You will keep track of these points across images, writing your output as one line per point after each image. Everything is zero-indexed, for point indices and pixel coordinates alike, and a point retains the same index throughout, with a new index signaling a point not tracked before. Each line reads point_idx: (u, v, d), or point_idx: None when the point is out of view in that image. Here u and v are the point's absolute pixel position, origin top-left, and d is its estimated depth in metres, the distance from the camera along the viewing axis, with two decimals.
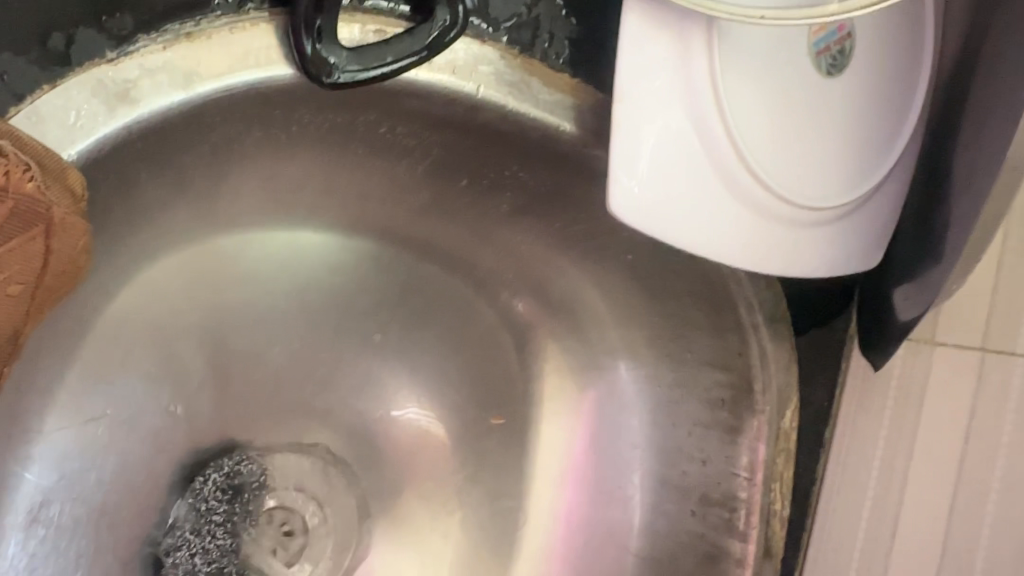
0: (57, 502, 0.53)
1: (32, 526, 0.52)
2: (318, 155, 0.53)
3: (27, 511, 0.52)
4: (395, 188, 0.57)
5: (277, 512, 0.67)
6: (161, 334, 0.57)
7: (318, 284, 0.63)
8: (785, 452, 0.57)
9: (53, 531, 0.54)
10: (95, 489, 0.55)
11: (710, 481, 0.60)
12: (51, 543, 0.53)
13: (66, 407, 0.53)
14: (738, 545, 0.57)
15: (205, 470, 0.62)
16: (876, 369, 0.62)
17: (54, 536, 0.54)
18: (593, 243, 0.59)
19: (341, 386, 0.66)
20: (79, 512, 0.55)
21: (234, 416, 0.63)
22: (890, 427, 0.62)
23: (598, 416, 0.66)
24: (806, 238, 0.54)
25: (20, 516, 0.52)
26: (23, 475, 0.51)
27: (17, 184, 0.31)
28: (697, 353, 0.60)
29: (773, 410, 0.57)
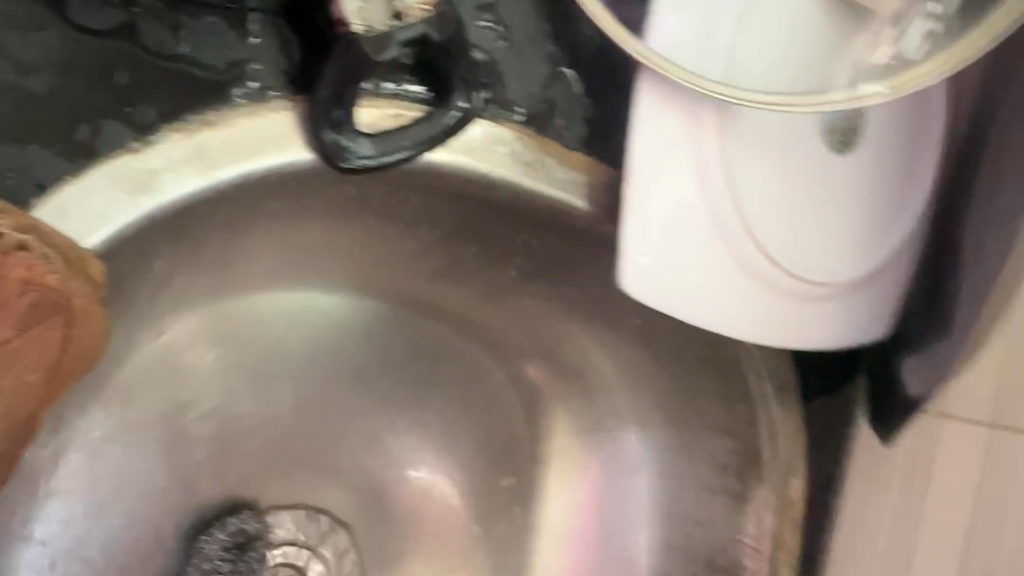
0: (61, 564, 0.54)
1: None
2: (332, 221, 0.53)
3: (32, 573, 0.52)
4: (408, 251, 0.58)
5: (281, 568, 0.66)
6: (172, 395, 0.58)
7: (328, 341, 0.64)
8: (792, 522, 0.58)
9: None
10: (103, 547, 0.56)
11: (716, 546, 0.60)
12: None
13: (77, 467, 0.53)
14: None
15: (210, 527, 0.61)
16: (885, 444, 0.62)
17: None
18: (602, 311, 0.59)
19: (348, 444, 0.66)
20: (82, 572, 0.55)
21: (242, 474, 0.63)
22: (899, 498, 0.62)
23: (603, 476, 0.65)
24: (816, 313, 0.55)
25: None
26: (29, 537, 0.51)
27: (39, 278, 0.32)
28: (704, 421, 0.61)
29: (779, 479, 0.58)
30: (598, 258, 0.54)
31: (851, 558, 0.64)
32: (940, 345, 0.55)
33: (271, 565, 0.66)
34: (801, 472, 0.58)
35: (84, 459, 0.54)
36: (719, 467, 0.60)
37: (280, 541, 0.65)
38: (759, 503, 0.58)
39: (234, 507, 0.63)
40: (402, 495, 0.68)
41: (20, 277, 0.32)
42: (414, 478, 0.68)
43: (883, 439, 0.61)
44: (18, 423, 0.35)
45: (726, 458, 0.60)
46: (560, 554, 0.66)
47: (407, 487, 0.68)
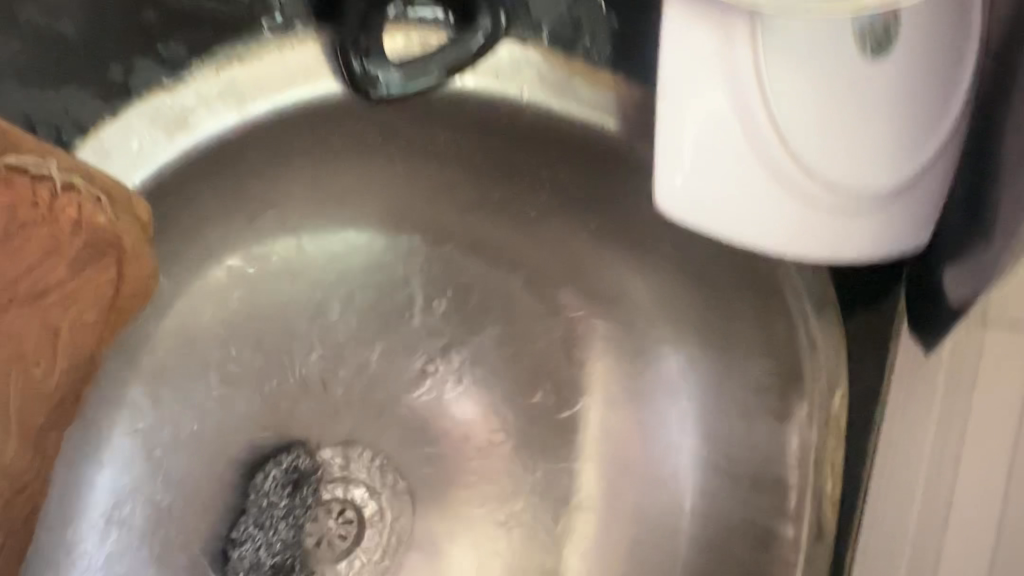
0: (129, 503, 0.57)
1: (108, 526, 0.56)
2: (353, 166, 0.54)
3: (104, 513, 0.56)
4: (432, 185, 0.58)
5: (335, 502, 0.67)
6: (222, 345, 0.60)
7: (368, 280, 0.65)
8: (835, 435, 0.59)
9: (126, 533, 0.57)
10: (166, 495, 0.59)
11: (761, 466, 0.64)
12: (123, 542, 0.57)
13: (140, 416, 0.57)
14: (792, 527, 0.60)
15: (264, 467, 0.63)
16: (928, 352, 0.61)
17: (128, 536, 0.57)
18: (634, 235, 0.60)
19: (392, 381, 0.67)
20: (148, 512, 0.58)
21: (293, 415, 0.64)
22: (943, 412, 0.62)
23: (642, 401, 0.68)
24: (855, 223, 0.54)
25: (94, 517, 0.55)
26: (96, 478, 0.55)
27: (88, 216, 0.35)
28: (745, 341, 0.62)
29: (824, 391, 0.59)
30: (627, 181, 0.54)
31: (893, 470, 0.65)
32: (985, 247, 0.54)
33: (325, 500, 0.67)
34: (844, 385, 0.60)
35: (140, 410, 0.57)
36: (760, 387, 0.63)
37: (332, 477, 0.66)
38: (803, 420, 0.61)
39: (289, 444, 0.64)
40: (447, 430, 0.69)
41: (73, 215, 0.35)
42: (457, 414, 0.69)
43: (925, 349, 0.60)
44: (79, 360, 0.38)
45: (765, 374, 0.62)
46: (603, 480, 0.69)
47: (449, 420, 0.69)
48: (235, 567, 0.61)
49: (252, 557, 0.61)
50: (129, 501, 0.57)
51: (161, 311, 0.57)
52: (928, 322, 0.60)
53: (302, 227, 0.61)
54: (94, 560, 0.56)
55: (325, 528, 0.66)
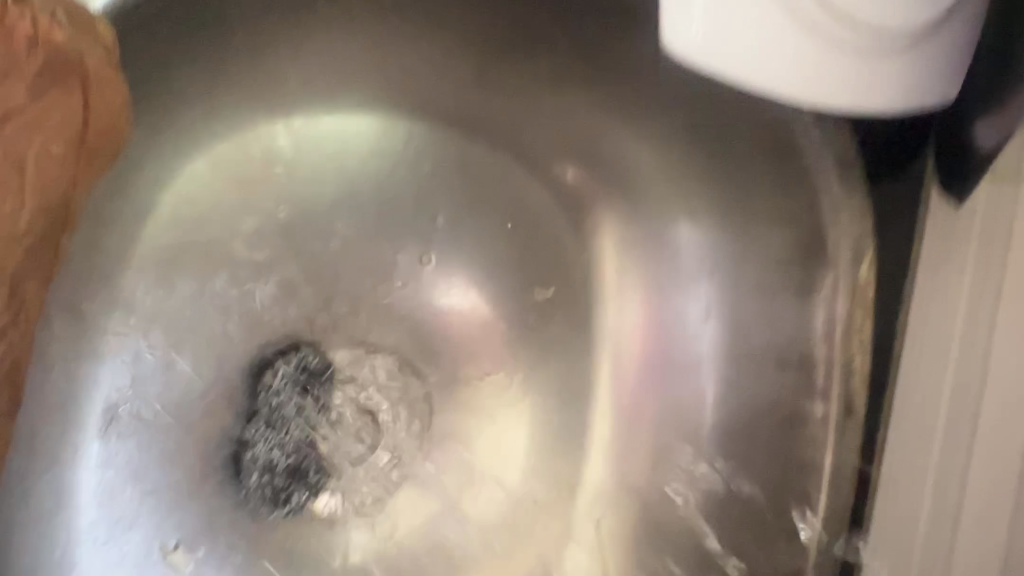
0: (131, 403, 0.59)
1: (112, 423, 0.58)
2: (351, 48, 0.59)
3: (106, 409, 0.58)
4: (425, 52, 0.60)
5: (347, 406, 0.65)
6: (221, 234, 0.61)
7: (373, 170, 0.64)
8: (864, 306, 0.55)
9: (130, 432, 0.59)
10: (168, 387, 0.60)
11: (784, 345, 0.60)
12: (128, 441, 0.59)
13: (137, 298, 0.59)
14: (819, 406, 0.58)
15: (272, 366, 0.62)
16: (961, 206, 0.57)
17: (130, 436, 0.59)
18: (632, 96, 0.59)
19: (399, 277, 0.66)
20: (151, 413, 0.59)
21: (303, 314, 0.64)
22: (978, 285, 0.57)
23: (659, 286, 0.66)
24: (887, 67, 0.49)
25: (98, 413, 0.58)
26: (99, 371, 0.58)
27: (47, 37, 0.40)
28: (764, 214, 0.59)
29: (846, 260, 0.55)
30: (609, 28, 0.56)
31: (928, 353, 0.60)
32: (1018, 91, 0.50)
33: (338, 403, 0.65)
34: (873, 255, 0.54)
35: (141, 295, 0.59)
36: (779, 261, 0.60)
37: (345, 378, 0.65)
38: (828, 292, 0.57)
39: (298, 342, 0.64)
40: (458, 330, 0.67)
41: (29, 32, 0.39)
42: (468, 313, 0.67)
43: (956, 203, 0.57)
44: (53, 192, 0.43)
45: (788, 248, 0.59)
46: (623, 373, 0.67)
47: (461, 321, 0.67)
48: (249, 469, 0.61)
49: (266, 458, 0.62)
50: (125, 388, 0.59)
51: (151, 196, 0.58)
52: (958, 175, 0.56)
53: (292, 113, 0.61)
54: (99, 454, 0.58)
55: (340, 432, 0.64)
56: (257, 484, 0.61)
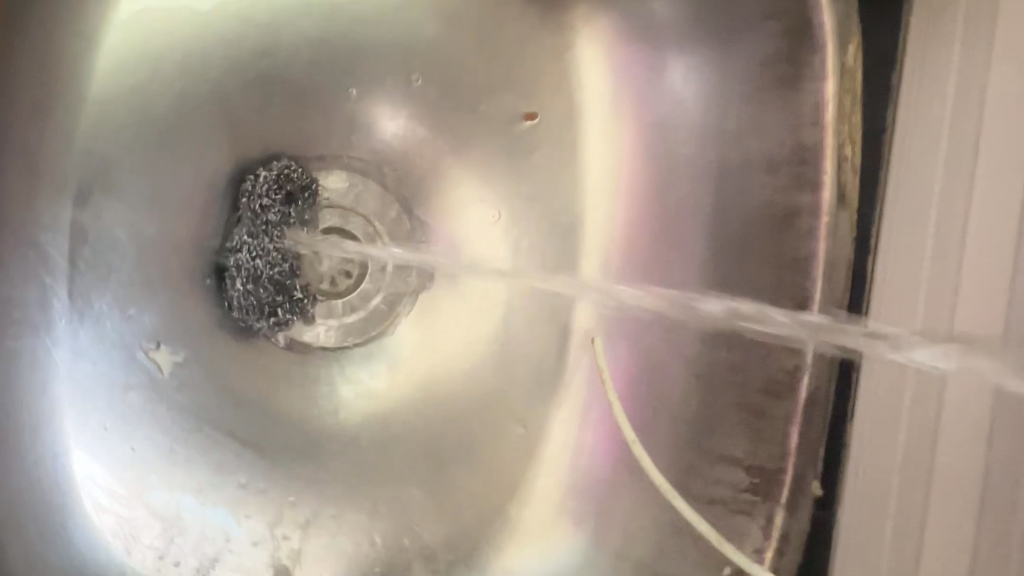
0: (98, 285, 0.53)
1: (79, 316, 0.52)
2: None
3: (69, 299, 0.52)
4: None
5: (332, 227, 0.66)
6: (194, 47, 0.56)
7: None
8: (850, 92, 0.59)
9: (100, 317, 0.54)
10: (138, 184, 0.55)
11: (774, 143, 0.61)
12: (97, 333, 0.53)
13: (98, 114, 0.51)
14: (810, 198, 0.60)
15: (253, 171, 0.61)
16: None
17: (98, 324, 0.53)
18: None
19: (373, 93, 0.65)
20: (122, 289, 0.55)
21: (279, 127, 0.63)
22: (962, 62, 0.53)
23: (641, 95, 0.64)
24: None
25: (59, 306, 0.51)
26: (55, 244, 0.51)
27: None
28: (746, 4, 0.59)
29: (835, 43, 0.57)
30: None
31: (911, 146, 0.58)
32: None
33: (322, 224, 0.66)
34: (857, 38, 0.58)
35: (100, 114, 0.51)
36: (766, 56, 0.60)
37: (329, 197, 0.65)
38: (815, 81, 0.58)
39: (276, 154, 0.63)
40: (438, 151, 0.67)
41: None
42: (447, 134, 0.67)
43: None
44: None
45: (775, 42, 0.59)
46: (609, 193, 0.66)
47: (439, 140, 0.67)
48: (232, 277, 0.60)
49: (249, 267, 0.61)
50: (104, 226, 0.54)
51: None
52: None
53: None
54: (69, 355, 0.51)
55: (326, 262, 0.65)
56: (240, 291, 0.60)
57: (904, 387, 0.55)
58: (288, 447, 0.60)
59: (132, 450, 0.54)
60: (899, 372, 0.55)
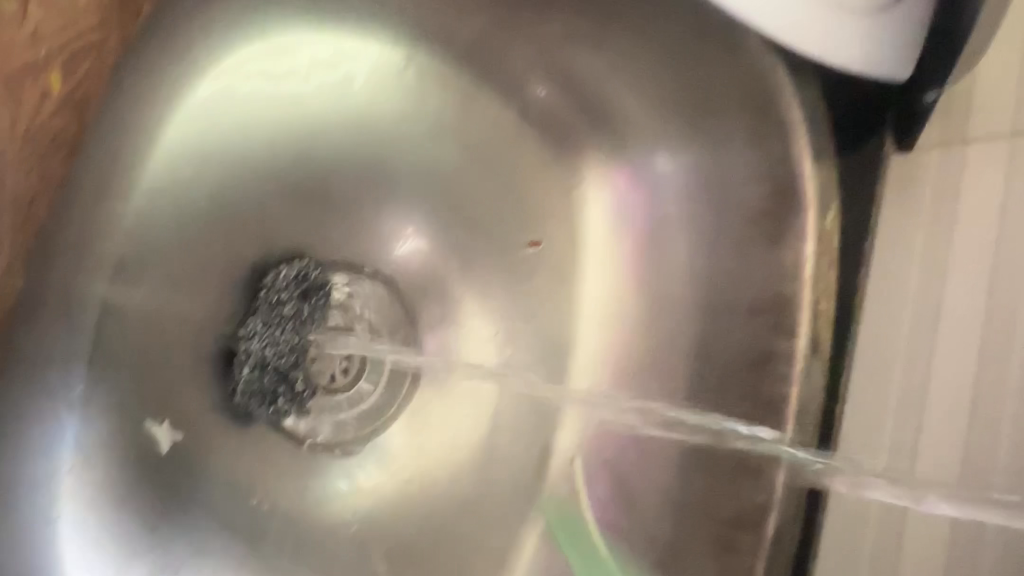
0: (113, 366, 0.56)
1: (92, 389, 0.54)
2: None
3: (84, 375, 0.54)
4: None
5: (338, 328, 0.69)
6: (230, 149, 0.61)
7: (386, 108, 0.68)
8: (828, 251, 0.62)
9: (109, 394, 0.55)
10: (159, 270, 0.59)
11: (753, 292, 0.65)
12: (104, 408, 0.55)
13: (140, 210, 0.57)
14: (786, 343, 0.63)
15: (274, 267, 0.65)
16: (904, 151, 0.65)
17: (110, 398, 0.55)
18: (630, 45, 0.63)
19: (390, 208, 0.70)
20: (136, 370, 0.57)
21: (305, 231, 0.67)
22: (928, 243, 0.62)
23: (638, 237, 0.71)
24: (845, 25, 0.59)
25: (75, 383, 0.53)
26: (79, 322, 0.54)
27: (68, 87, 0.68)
28: (741, 167, 0.65)
29: (818, 205, 0.61)
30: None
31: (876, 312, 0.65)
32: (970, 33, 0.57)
33: (329, 324, 0.69)
34: (836, 204, 0.62)
35: (148, 207, 0.57)
36: (752, 214, 0.65)
37: (340, 298, 0.69)
38: (795, 240, 0.62)
39: (298, 253, 0.67)
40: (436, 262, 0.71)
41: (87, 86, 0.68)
42: (450, 252, 0.71)
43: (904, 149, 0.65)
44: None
45: (762, 201, 0.64)
46: (600, 328, 0.71)
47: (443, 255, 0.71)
48: (241, 362, 0.63)
49: (258, 355, 0.63)
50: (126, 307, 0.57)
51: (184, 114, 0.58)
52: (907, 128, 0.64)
53: (330, 62, 0.65)
54: (76, 428, 0.53)
55: (328, 359, 0.68)
56: (246, 379, 0.63)
57: (866, 534, 0.60)
58: (293, 531, 0.62)
59: (119, 532, 0.54)
60: (862, 519, 0.61)
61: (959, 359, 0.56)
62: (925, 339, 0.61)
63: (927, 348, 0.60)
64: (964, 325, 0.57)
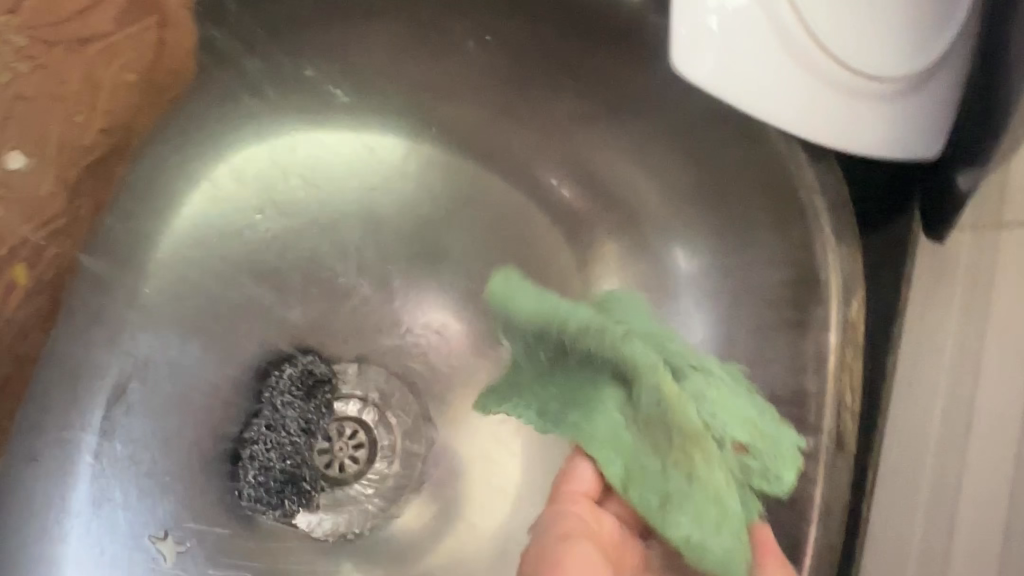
0: (116, 482, 0.59)
1: (100, 501, 0.59)
2: (375, 57, 0.64)
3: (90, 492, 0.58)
4: (447, 63, 0.64)
5: (347, 423, 0.66)
6: (220, 226, 0.64)
7: (404, 197, 0.68)
8: (853, 343, 0.57)
9: (108, 507, 0.58)
10: (165, 382, 0.62)
11: (779, 384, 0.61)
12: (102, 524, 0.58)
13: (144, 320, 0.62)
14: (812, 439, 0.58)
15: (278, 367, 0.65)
16: (941, 243, 0.60)
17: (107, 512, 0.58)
18: (641, 131, 0.63)
19: (395, 294, 0.67)
20: (134, 486, 0.59)
21: (312, 325, 0.66)
22: (958, 335, 0.56)
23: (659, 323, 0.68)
24: (871, 114, 0.54)
25: (81, 502, 0.58)
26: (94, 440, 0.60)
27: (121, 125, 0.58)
28: (760, 257, 0.63)
29: (840, 297, 0.57)
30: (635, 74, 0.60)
31: (907, 408, 0.62)
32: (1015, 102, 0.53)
33: (337, 418, 0.66)
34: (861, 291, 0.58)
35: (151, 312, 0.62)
36: (775, 302, 0.62)
37: (346, 393, 0.66)
38: (818, 330, 0.58)
39: (303, 349, 0.66)
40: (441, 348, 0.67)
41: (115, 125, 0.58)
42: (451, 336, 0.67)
43: (937, 239, 0.60)
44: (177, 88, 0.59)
45: (783, 290, 0.61)
46: None
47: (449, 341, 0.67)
48: (244, 467, 0.62)
49: (263, 458, 0.63)
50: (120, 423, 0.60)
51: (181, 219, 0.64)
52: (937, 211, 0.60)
53: (311, 160, 0.67)
54: (87, 540, 0.58)
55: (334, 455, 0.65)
56: (252, 483, 0.62)
57: None
58: None
59: None
60: None
61: (991, 465, 0.50)
62: (957, 437, 0.55)
63: (959, 449, 0.54)
64: (997, 425, 0.50)
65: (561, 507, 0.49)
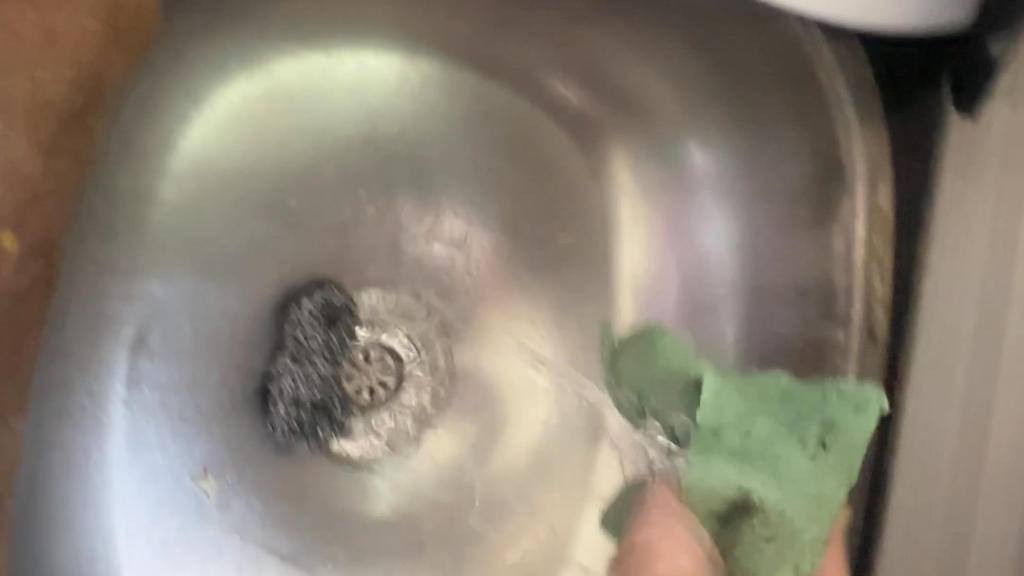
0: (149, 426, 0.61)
1: (138, 447, 0.61)
2: None
3: (126, 438, 0.60)
4: None
5: (372, 349, 0.66)
6: (230, 148, 0.64)
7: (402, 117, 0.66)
8: (883, 228, 0.55)
9: (146, 451, 0.61)
10: (184, 325, 0.62)
11: (801, 278, 0.60)
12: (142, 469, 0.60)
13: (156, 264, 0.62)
14: (842, 333, 0.57)
15: (297, 300, 0.64)
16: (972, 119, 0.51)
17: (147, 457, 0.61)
18: (639, 27, 0.60)
19: (404, 216, 0.66)
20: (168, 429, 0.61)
21: (324, 252, 0.65)
22: None
23: (678, 221, 0.66)
24: None
25: (118, 448, 0.60)
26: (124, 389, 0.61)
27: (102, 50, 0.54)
28: (782, 146, 0.60)
29: (864, 183, 0.55)
30: None
31: None
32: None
33: (360, 347, 0.65)
34: (887, 173, 0.55)
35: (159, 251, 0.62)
36: (796, 193, 0.60)
37: (369, 320, 0.65)
38: (846, 219, 0.57)
39: (320, 282, 0.65)
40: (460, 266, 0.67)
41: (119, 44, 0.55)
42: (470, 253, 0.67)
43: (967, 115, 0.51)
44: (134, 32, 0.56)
45: (806, 179, 0.59)
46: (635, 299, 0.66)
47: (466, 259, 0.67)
48: (273, 401, 0.62)
49: (291, 392, 0.63)
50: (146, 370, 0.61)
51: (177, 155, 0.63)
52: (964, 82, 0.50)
53: (308, 84, 0.65)
54: (130, 484, 0.60)
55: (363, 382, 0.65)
56: (284, 416, 0.63)
57: None
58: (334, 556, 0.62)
59: None
60: None
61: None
62: None
63: None
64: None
65: (649, 544, 0.45)
